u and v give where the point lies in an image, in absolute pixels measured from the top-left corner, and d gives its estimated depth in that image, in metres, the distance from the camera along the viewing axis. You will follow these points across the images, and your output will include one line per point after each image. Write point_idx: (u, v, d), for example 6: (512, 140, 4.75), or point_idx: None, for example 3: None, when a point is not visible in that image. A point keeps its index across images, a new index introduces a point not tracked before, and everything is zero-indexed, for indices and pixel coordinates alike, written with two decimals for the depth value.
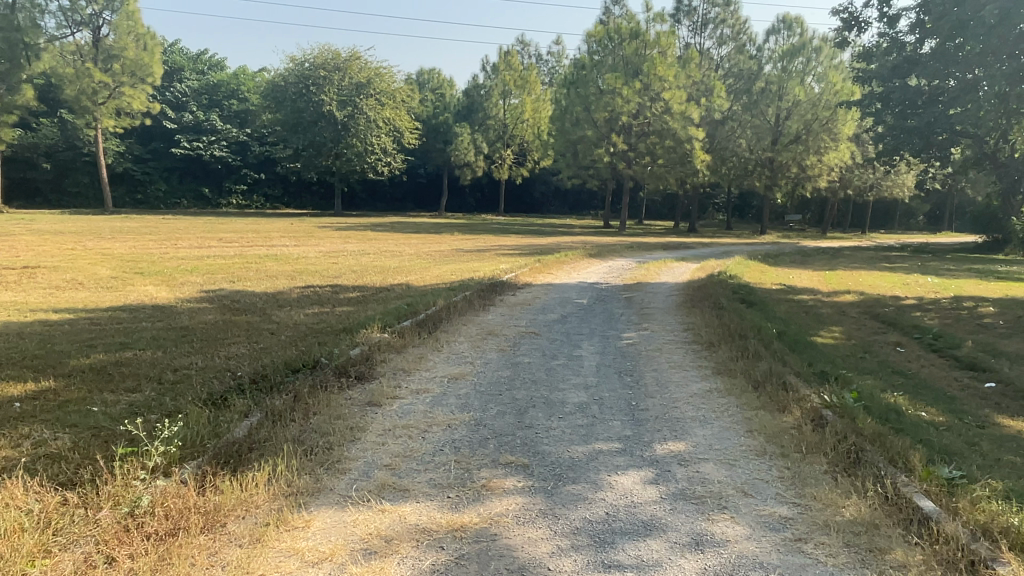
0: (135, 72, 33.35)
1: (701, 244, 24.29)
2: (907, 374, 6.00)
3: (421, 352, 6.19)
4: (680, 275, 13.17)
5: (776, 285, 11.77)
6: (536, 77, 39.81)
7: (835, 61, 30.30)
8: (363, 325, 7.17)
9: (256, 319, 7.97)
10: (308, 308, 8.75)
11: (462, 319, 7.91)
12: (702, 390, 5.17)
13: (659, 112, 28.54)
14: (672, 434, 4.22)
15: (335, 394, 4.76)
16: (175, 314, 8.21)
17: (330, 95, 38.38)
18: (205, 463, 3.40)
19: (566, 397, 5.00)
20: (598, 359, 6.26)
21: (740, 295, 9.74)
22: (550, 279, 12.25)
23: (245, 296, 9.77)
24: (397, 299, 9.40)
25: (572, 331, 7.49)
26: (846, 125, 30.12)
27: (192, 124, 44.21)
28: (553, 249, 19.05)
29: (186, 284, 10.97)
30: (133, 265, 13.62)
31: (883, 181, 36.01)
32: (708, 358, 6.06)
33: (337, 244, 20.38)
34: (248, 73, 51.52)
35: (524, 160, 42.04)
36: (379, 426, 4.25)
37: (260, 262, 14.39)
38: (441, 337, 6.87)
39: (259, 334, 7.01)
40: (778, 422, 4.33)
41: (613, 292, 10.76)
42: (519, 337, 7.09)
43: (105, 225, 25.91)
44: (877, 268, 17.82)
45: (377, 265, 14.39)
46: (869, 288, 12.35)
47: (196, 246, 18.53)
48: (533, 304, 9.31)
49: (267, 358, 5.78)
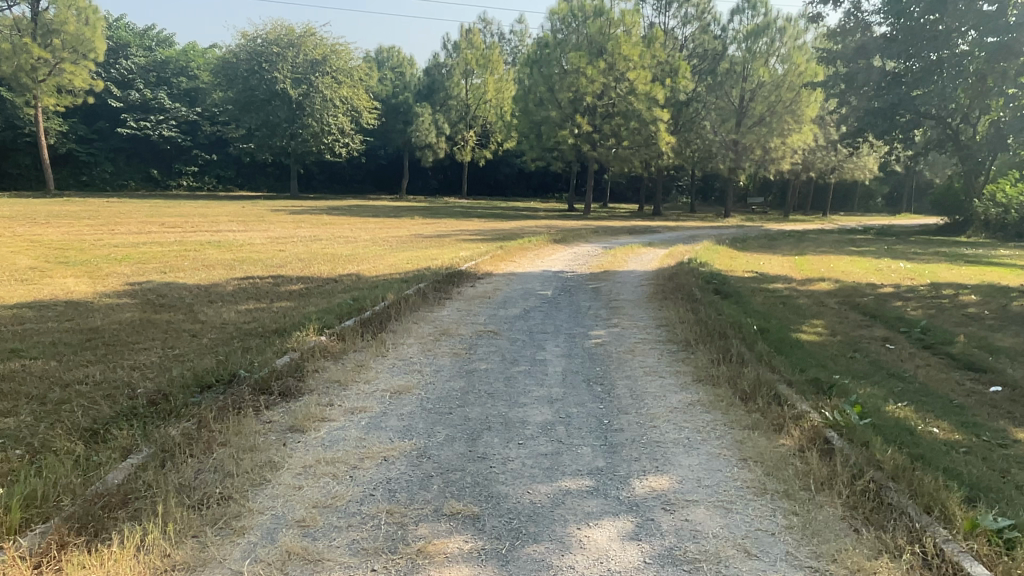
0: (77, 48, 31.47)
1: (667, 228, 23.79)
2: (905, 377, 5.40)
3: (361, 360, 5.40)
4: (648, 262, 12.54)
5: (749, 274, 11.18)
6: (499, 56, 38.57)
7: (800, 42, 29.73)
8: (299, 325, 6.33)
9: (179, 318, 7.06)
10: (242, 304, 7.88)
11: (413, 317, 7.10)
12: (682, 403, 4.49)
13: (624, 93, 27.95)
14: (652, 465, 3.52)
15: (249, 418, 3.98)
16: (86, 314, 7.24)
17: (284, 73, 37.01)
18: (53, 532, 2.62)
19: (527, 416, 4.26)
20: (564, 363, 5.54)
21: (713, 285, 9.12)
22: (512, 267, 11.53)
23: (174, 290, 8.82)
24: (344, 293, 8.57)
25: (535, 330, 6.76)
26: (811, 106, 29.82)
27: (140, 102, 42.30)
28: (516, 233, 18.31)
29: (111, 276, 9.94)
30: (58, 253, 12.49)
31: (846, 163, 35.91)
32: (688, 363, 5.39)
33: (288, 229, 19.32)
34: (198, 50, 49.43)
35: (487, 142, 41.00)
36: (296, 462, 3.48)
37: (201, 249, 13.39)
38: (388, 339, 6.08)
39: (178, 338, 6.13)
40: (776, 447, 3.65)
41: (579, 282, 10.10)
42: (474, 338, 6.33)
43: (42, 208, 24.38)
44: (846, 252, 17.42)
45: (328, 253, 13.46)
46: (844, 274, 11.85)
47: (134, 231, 17.36)
48: (492, 297, 8.56)
49: (177, 370, 4.94)
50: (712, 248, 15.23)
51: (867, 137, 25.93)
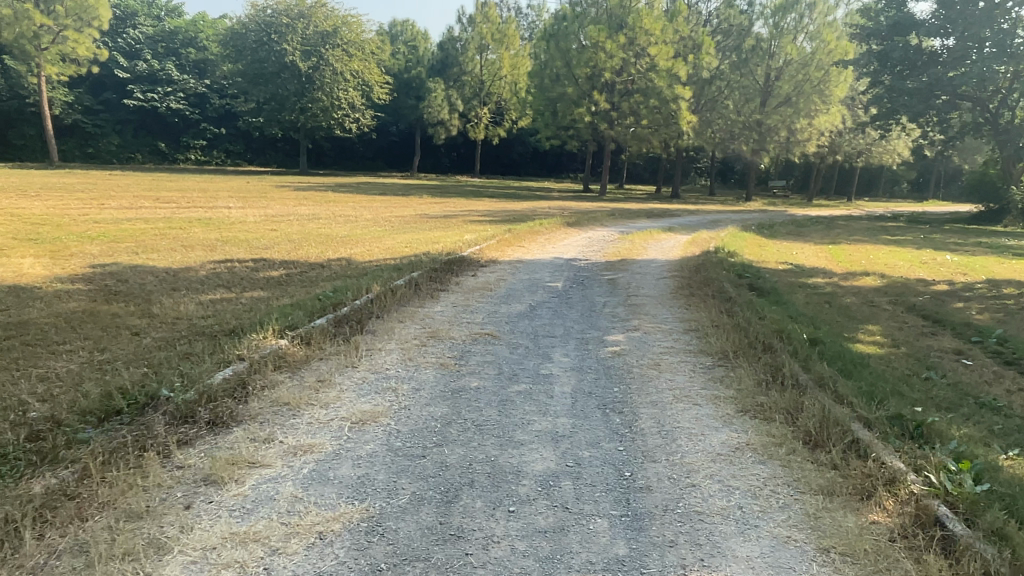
0: (81, 15, 30.37)
1: (687, 212, 22.60)
2: (999, 409, 4.33)
3: (324, 373, 4.39)
4: (671, 249, 11.49)
5: (783, 265, 10.07)
6: (515, 31, 36.98)
7: (830, 18, 28.20)
8: (259, 324, 5.31)
9: (127, 311, 6.05)
10: (209, 294, 6.89)
11: (398, 315, 6.09)
12: (727, 446, 3.45)
13: (644, 69, 26.59)
14: (697, 555, 2.49)
15: (152, 464, 2.99)
16: (25, 302, 6.25)
17: (293, 44, 35.82)
18: None
19: (523, 463, 3.23)
20: (574, 382, 4.50)
21: (746, 279, 8.05)
22: (519, 253, 10.50)
23: (138, 274, 7.83)
24: (329, 282, 7.59)
25: (541, 334, 5.71)
26: (840, 86, 28.44)
27: (147, 74, 41.35)
28: (527, 215, 17.23)
29: (74, 256, 8.94)
30: (32, 229, 11.57)
31: (875, 146, 34.33)
32: (729, 385, 4.35)
33: (288, 206, 18.35)
34: (207, 20, 48.27)
35: (501, 120, 39.66)
36: (194, 541, 2.49)
37: (187, 227, 12.44)
38: (364, 345, 5.06)
39: (115, 338, 5.14)
40: (866, 535, 2.61)
41: (593, 272, 9.08)
42: (467, 343, 5.30)
43: (39, 180, 23.54)
44: (882, 242, 16.24)
45: (324, 233, 12.45)
46: (888, 268, 10.72)
47: (124, 206, 16.49)
48: (495, 289, 7.54)
49: (88, 385, 3.93)
50: (738, 235, 14.12)
51: (899, 120, 24.45)
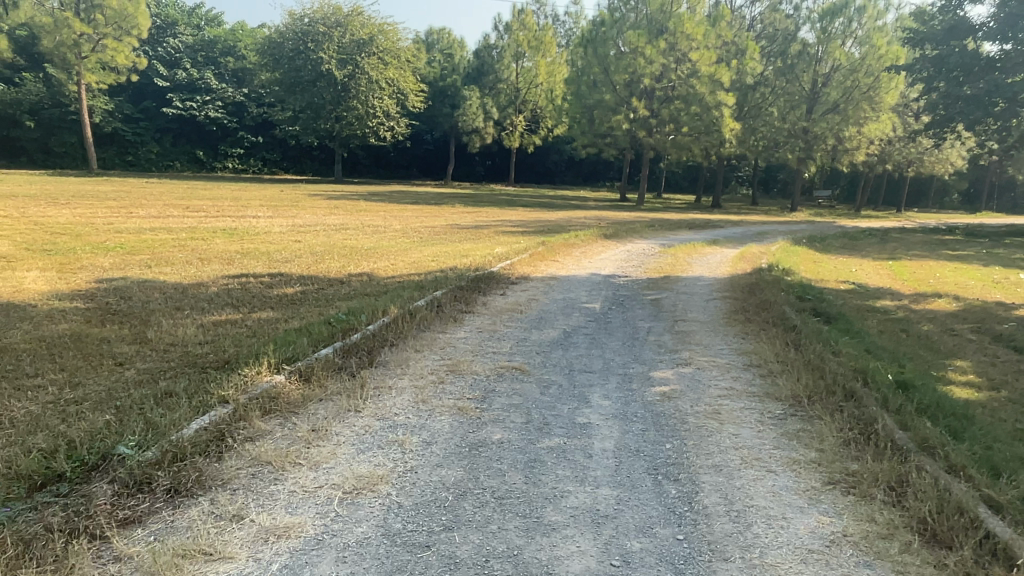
0: (120, 24, 30.51)
1: (731, 223, 21.66)
2: None
3: (321, 421, 3.72)
4: (717, 265, 10.67)
5: (844, 285, 9.19)
6: (552, 38, 36.31)
7: (880, 22, 27.10)
8: (255, 355, 4.67)
9: (119, 335, 5.46)
10: (214, 314, 6.29)
11: (415, 342, 5.43)
12: (819, 538, 2.68)
13: (685, 75, 25.67)
14: None
15: (77, 559, 2.33)
16: (12, 322, 5.71)
17: (329, 52, 35.61)
18: None
19: (554, 561, 2.50)
20: (618, 434, 3.77)
21: (807, 302, 7.24)
22: (554, 269, 9.82)
23: (144, 291, 7.30)
24: (346, 301, 6.97)
25: (576, 368, 4.98)
26: (891, 92, 27.03)
27: (186, 82, 41.68)
28: (563, 226, 16.55)
29: (83, 269, 8.48)
30: (51, 239, 11.21)
31: (926, 155, 32.90)
32: (808, 445, 3.60)
33: (318, 215, 17.95)
34: (247, 29, 48.62)
35: (536, 128, 39.09)
36: None
37: (210, 238, 12.00)
38: (373, 382, 4.38)
39: (94, 369, 4.54)
40: None
41: (633, 290, 8.34)
42: (493, 379, 4.61)
43: (75, 188, 23.54)
44: (945, 257, 15.18)
45: (349, 245, 11.90)
46: (960, 288, 9.78)
47: (153, 214, 16.20)
48: (526, 311, 6.85)
49: (36, 435, 3.29)
50: (789, 249, 13.24)
51: (955, 128, 23.27)
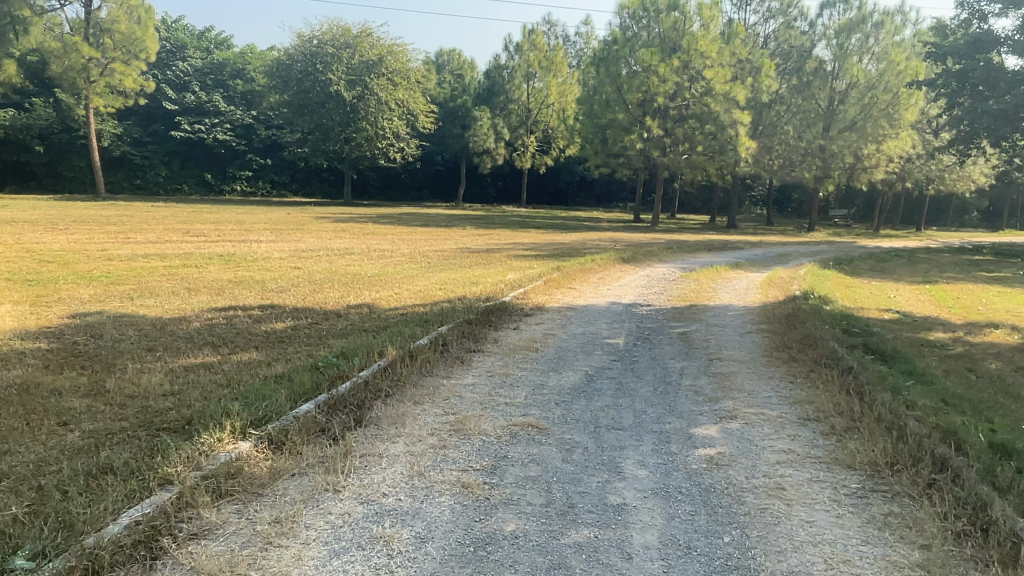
0: (128, 48, 30.23)
1: (750, 244, 20.86)
2: None
3: (289, 507, 2.96)
4: (745, 292, 9.90)
5: (888, 314, 8.42)
6: (564, 58, 35.94)
7: (898, 38, 26.43)
8: (222, 412, 3.95)
9: (75, 384, 4.75)
10: (189, 356, 5.56)
11: (414, 391, 4.68)
12: None
13: (699, 94, 24.98)
14: None
15: None
16: None
17: (338, 74, 35.25)
18: None
19: None
20: (663, 521, 3.00)
21: (857, 337, 6.46)
22: (570, 297, 9.10)
23: (118, 328, 6.61)
24: (341, 338, 6.25)
25: (603, 425, 4.21)
26: (910, 108, 26.44)
27: (195, 105, 41.41)
28: (578, 249, 15.82)
29: (59, 302, 7.81)
30: (36, 268, 10.58)
31: (948, 173, 32.01)
32: (910, 540, 2.81)
33: (323, 239, 17.35)
34: (256, 52, 48.58)
35: (548, 148, 38.51)
36: None
37: (204, 265, 11.35)
38: (360, 448, 3.64)
39: (32, 431, 3.82)
40: None
41: (658, 321, 7.59)
42: (505, 441, 3.86)
43: (78, 212, 23.06)
44: (984, 279, 14.34)
45: (351, 272, 11.22)
46: (1013, 317, 8.98)
47: (150, 240, 15.61)
48: (542, 349, 6.10)
49: None
50: (819, 273, 12.46)
51: (980, 145, 22.39)
